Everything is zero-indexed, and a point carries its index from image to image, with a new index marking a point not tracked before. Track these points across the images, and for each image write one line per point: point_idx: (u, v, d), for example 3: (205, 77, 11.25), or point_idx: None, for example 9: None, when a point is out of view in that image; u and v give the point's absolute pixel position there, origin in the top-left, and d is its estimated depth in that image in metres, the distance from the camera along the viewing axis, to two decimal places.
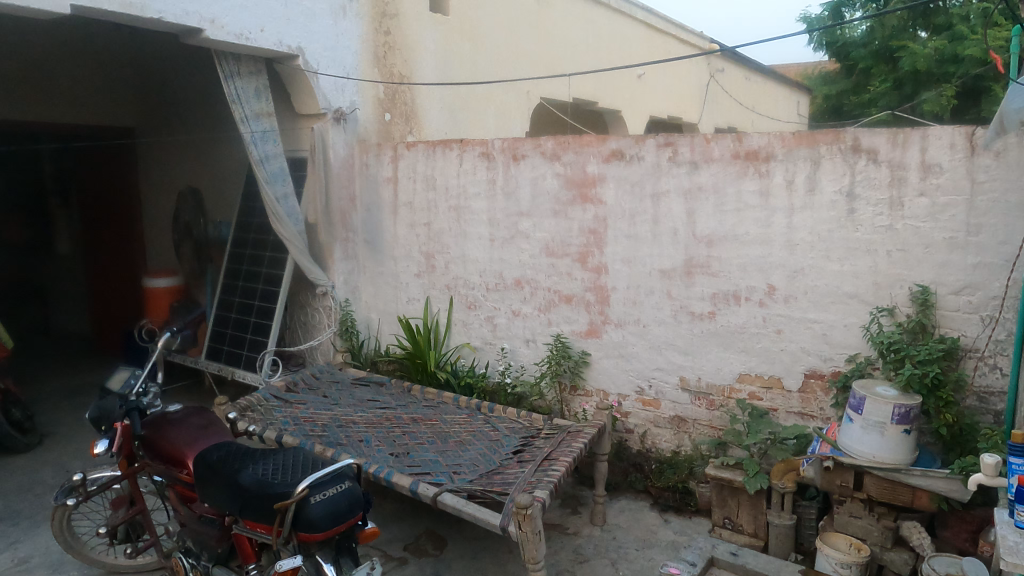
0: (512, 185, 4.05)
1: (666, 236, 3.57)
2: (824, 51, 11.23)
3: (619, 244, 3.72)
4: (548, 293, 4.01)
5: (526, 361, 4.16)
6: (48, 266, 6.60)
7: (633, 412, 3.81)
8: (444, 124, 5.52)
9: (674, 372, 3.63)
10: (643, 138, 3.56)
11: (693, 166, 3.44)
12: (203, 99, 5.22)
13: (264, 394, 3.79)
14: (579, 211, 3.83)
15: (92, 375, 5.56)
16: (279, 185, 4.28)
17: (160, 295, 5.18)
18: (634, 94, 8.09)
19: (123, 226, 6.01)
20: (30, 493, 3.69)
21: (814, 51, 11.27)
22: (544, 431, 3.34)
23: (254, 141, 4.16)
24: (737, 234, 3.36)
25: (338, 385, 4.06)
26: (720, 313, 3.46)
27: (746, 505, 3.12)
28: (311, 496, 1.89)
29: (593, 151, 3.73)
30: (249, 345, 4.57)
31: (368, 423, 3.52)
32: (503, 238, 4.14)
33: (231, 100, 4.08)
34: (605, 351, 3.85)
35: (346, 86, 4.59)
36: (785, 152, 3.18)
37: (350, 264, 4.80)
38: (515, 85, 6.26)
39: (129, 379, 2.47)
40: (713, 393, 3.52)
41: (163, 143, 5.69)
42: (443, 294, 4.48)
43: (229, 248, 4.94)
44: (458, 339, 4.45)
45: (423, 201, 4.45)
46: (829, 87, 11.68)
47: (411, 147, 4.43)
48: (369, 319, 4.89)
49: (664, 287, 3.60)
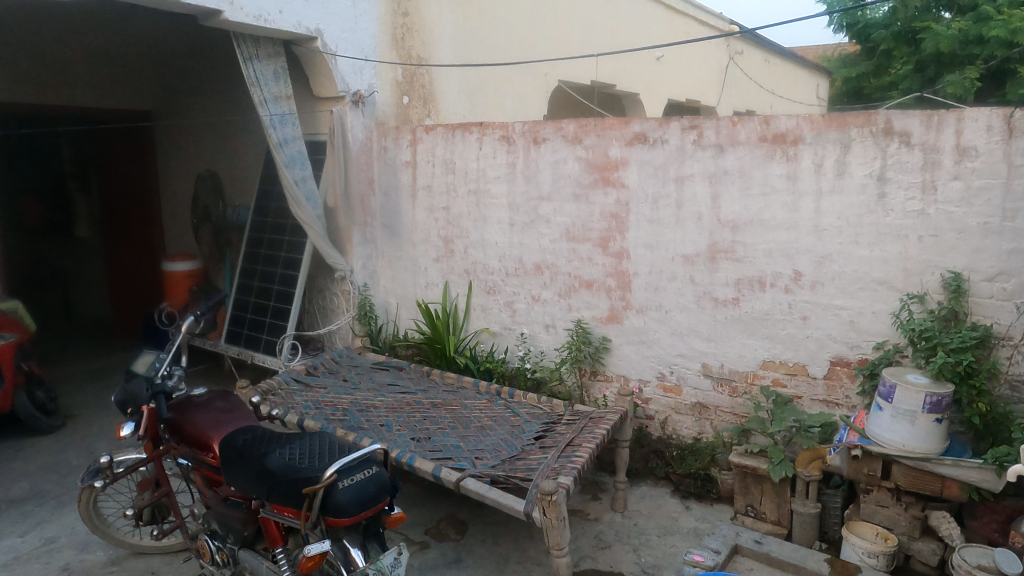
0: (532, 169, 4.00)
1: (690, 221, 3.52)
2: (844, 32, 11.01)
3: (641, 229, 3.67)
4: (568, 278, 3.97)
5: (546, 347, 4.14)
6: (70, 249, 6.66)
7: (654, 399, 3.79)
8: (462, 107, 5.47)
9: (697, 358, 3.60)
10: (667, 121, 3.49)
11: (719, 149, 3.37)
12: (220, 82, 5.20)
13: (285, 377, 3.79)
14: (601, 195, 3.78)
15: (114, 358, 5.61)
16: (298, 169, 4.26)
17: (179, 279, 5.22)
18: (652, 76, 7.97)
19: (142, 210, 6.03)
20: (55, 474, 3.73)
21: (834, 32, 11.07)
22: (565, 417, 3.33)
23: (273, 124, 4.14)
24: (762, 219, 3.30)
25: (357, 369, 4.06)
26: (744, 299, 3.41)
27: (769, 494, 3.08)
28: (339, 482, 1.88)
29: (616, 134, 3.67)
30: (269, 329, 4.59)
31: (389, 408, 3.53)
32: (524, 223, 4.10)
33: (250, 83, 4.06)
34: (627, 337, 3.82)
35: (364, 68, 4.55)
36: (814, 135, 3.11)
37: (369, 249, 4.81)
38: (534, 67, 6.18)
39: (155, 362, 2.47)
40: (736, 380, 3.49)
41: (180, 127, 5.68)
42: (462, 279, 4.46)
43: (248, 232, 4.94)
44: (477, 324, 4.43)
45: (442, 184, 4.42)
46: (849, 69, 11.47)
47: (430, 130, 4.39)
48: (387, 304, 4.88)
49: (687, 273, 3.56)
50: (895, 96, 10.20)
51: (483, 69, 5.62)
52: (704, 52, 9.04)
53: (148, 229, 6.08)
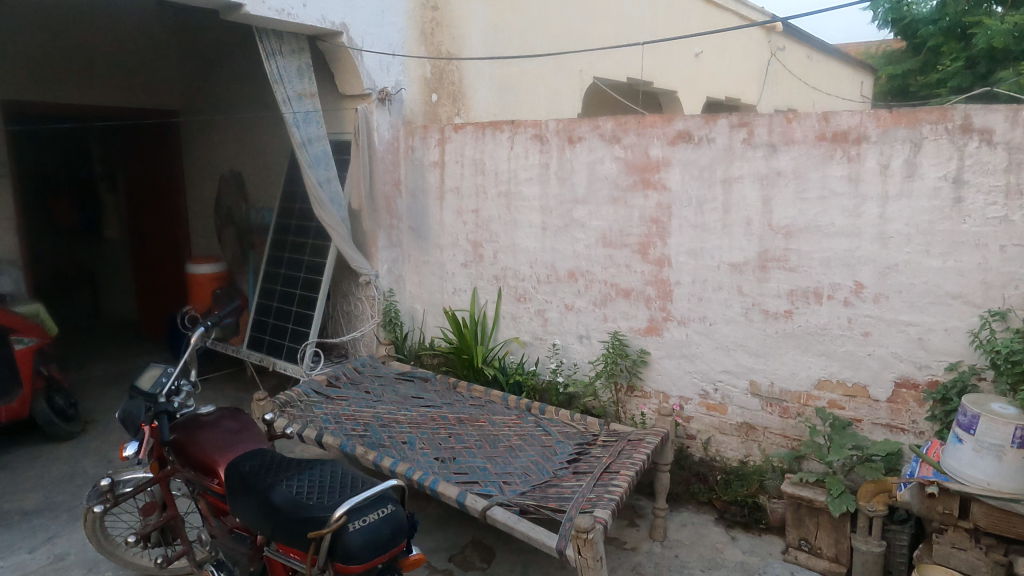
0: (566, 170, 3.76)
1: (738, 227, 3.24)
2: (890, 28, 10.65)
3: (684, 234, 3.41)
4: (604, 286, 3.73)
5: (580, 359, 3.89)
6: (99, 248, 6.63)
7: (696, 417, 3.52)
8: (493, 106, 5.26)
9: (744, 375, 3.33)
10: (714, 117, 3.22)
11: (771, 148, 3.09)
12: (244, 81, 5.06)
13: (305, 388, 3.61)
14: (640, 198, 3.52)
15: (137, 361, 5.50)
16: (322, 169, 4.09)
17: (203, 282, 5.11)
18: (690, 74, 7.67)
19: (167, 211, 5.93)
20: (71, 484, 3.62)
21: (878, 28, 10.67)
22: (600, 438, 3.08)
23: (296, 123, 3.97)
24: (819, 225, 3.02)
25: (381, 380, 3.87)
26: (798, 312, 3.13)
27: (826, 527, 2.80)
28: (349, 524, 1.68)
29: (657, 132, 3.41)
30: (291, 336, 4.42)
31: (412, 423, 3.32)
32: (557, 227, 3.86)
33: (273, 80, 3.89)
34: (667, 351, 3.56)
35: (392, 64, 4.36)
36: (881, 133, 2.81)
37: (394, 252, 4.60)
38: (567, 64, 5.94)
39: (161, 378, 2.32)
40: (787, 400, 3.21)
41: (205, 127, 5.56)
42: (491, 285, 4.24)
43: (272, 235, 4.80)
44: (506, 333, 4.21)
45: (471, 186, 4.21)
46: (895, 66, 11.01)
47: (459, 129, 4.18)
48: (414, 310, 4.69)
49: (734, 282, 3.29)
50: (943, 94, 9.74)
51: (515, 66, 5.40)
52: (745, 47, 8.69)
53: (173, 230, 5.96)
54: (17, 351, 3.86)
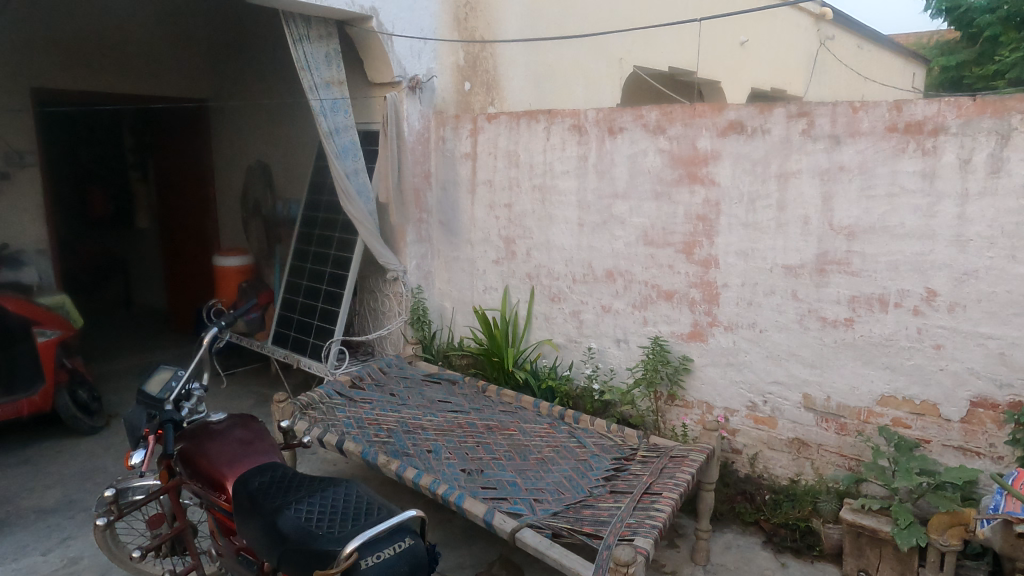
0: (606, 163, 3.53)
1: (794, 226, 2.97)
2: (942, 18, 10.30)
3: (734, 233, 3.15)
4: (644, 288, 3.49)
5: (616, 365, 3.66)
6: (131, 238, 6.63)
7: (742, 431, 3.27)
8: (528, 96, 5.04)
9: (797, 388, 3.07)
10: (770, 106, 2.95)
11: (834, 140, 2.82)
12: (272, 69, 4.92)
13: (327, 390, 3.45)
14: (685, 193, 3.27)
15: (164, 355, 5.44)
16: (350, 160, 3.92)
17: (230, 274, 4.99)
18: (735, 63, 7.33)
19: (197, 202, 5.84)
20: (89, 481, 3.52)
21: (930, 18, 10.25)
22: (639, 453, 2.86)
23: (323, 112, 3.80)
24: (887, 225, 2.73)
25: (407, 382, 3.69)
26: (859, 320, 2.86)
27: (889, 559, 2.53)
28: (362, 560, 1.50)
29: (706, 123, 3.16)
30: (316, 332, 4.26)
31: (438, 430, 3.14)
32: (595, 224, 3.63)
33: (300, 67, 3.73)
34: (712, 358, 3.31)
35: (423, 51, 4.16)
36: (961, 124, 2.53)
37: (423, 248, 4.40)
38: (607, 52, 5.67)
39: (170, 381, 2.19)
40: (845, 416, 2.94)
41: (234, 116, 5.44)
42: (524, 284, 4.03)
43: (298, 228, 4.66)
44: (539, 335, 3.99)
45: (505, 179, 4.00)
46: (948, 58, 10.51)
47: (492, 119, 3.97)
48: (443, 308, 4.51)
49: (788, 287, 3.02)
50: (1000, 86, 9.25)
51: (552, 54, 5.17)
52: (793, 36, 8.30)
53: (202, 221, 5.88)
54: (39, 343, 3.76)
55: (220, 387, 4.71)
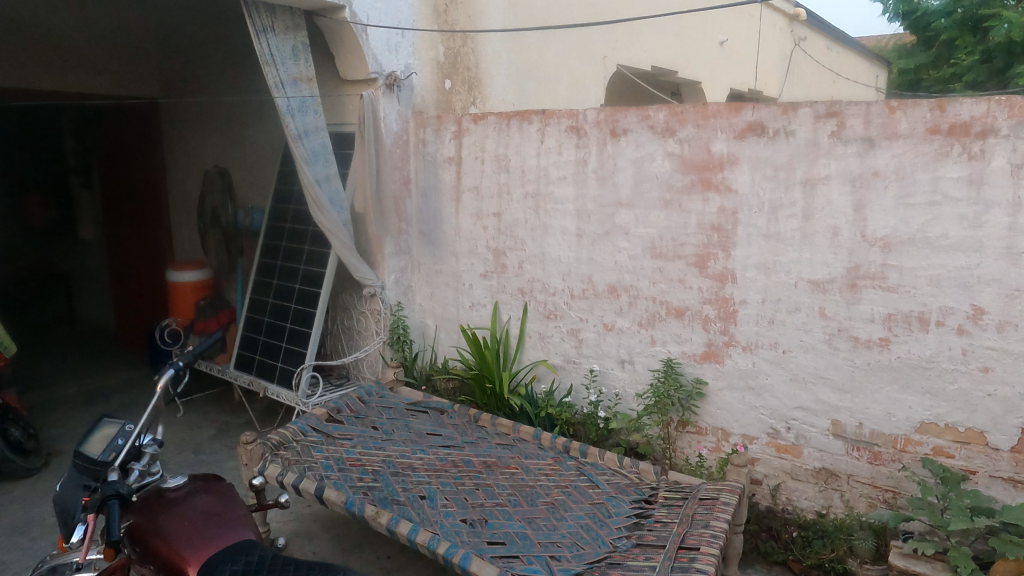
0: (608, 168, 3.23)
1: (822, 237, 2.71)
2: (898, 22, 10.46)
3: (753, 245, 2.87)
4: (651, 304, 3.19)
5: (622, 389, 3.35)
6: (75, 250, 6.10)
7: (763, 460, 3.00)
8: (511, 95, 4.72)
9: (825, 414, 2.81)
10: (794, 106, 2.69)
11: (868, 143, 2.56)
12: (229, 65, 4.52)
13: (301, 426, 3.05)
14: (698, 201, 2.99)
15: (111, 380, 4.95)
16: (320, 166, 3.52)
17: (185, 291, 4.54)
18: (715, 64, 7.14)
19: (146, 211, 5.36)
20: (23, 535, 3.05)
21: (890, 22, 10.38)
22: (660, 495, 2.57)
23: (291, 112, 3.40)
24: (927, 237, 2.48)
25: (390, 412, 3.32)
26: (896, 340, 2.60)
27: None
28: None
29: (722, 124, 2.88)
30: (285, 357, 3.85)
31: (430, 470, 2.78)
32: (595, 235, 3.32)
33: (263, 61, 3.31)
34: (729, 382, 3.03)
35: (401, 44, 3.80)
36: (1014, 124, 2.27)
37: (402, 260, 4.03)
38: (591, 49, 5.38)
39: (117, 441, 1.81)
40: (879, 444, 2.69)
41: (188, 117, 5.00)
42: (515, 299, 3.69)
43: (262, 239, 4.23)
44: (532, 355, 3.67)
45: (493, 185, 3.66)
46: (906, 61, 10.66)
47: (479, 119, 3.64)
48: (424, 326, 4.16)
49: (815, 303, 2.76)
50: (957, 88, 9.39)
51: (535, 50, 4.86)
52: (769, 36, 8.17)
53: (153, 233, 5.42)
54: None
55: (177, 418, 4.26)
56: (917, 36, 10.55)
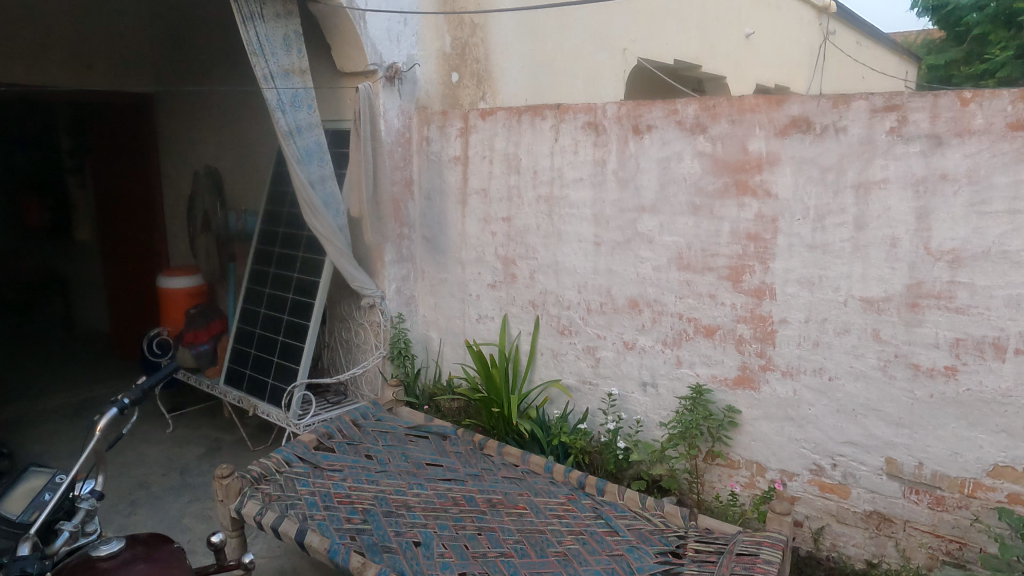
0: (630, 169, 2.89)
1: (877, 249, 2.35)
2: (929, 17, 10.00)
3: (795, 257, 2.53)
4: (677, 321, 2.86)
5: (643, 415, 3.02)
6: (74, 252, 5.82)
7: (804, 499, 2.66)
8: (524, 89, 4.40)
9: (878, 451, 2.46)
10: (846, 98, 2.35)
11: (934, 141, 2.21)
12: (224, 54, 4.21)
13: (287, 455, 2.75)
14: (732, 207, 2.65)
15: (102, 391, 4.70)
16: (315, 166, 3.22)
17: (176, 298, 4.26)
18: (742, 58, 6.76)
19: (140, 212, 5.09)
20: None
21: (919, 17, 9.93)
22: (689, 547, 2.24)
23: (282, 107, 3.09)
24: (1005, 250, 2.12)
25: (387, 437, 3.01)
26: (964, 370, 2.24)
27: None
28: None
29: (761, 119, 2.53)
30: (276, 372, 3.56)
31: (428, 509, 2.47)
32: (615, 243, 2.99)
33: (250, 50, 3.00)
34: (766, 411, 2.69)
35: (403, 34, 3.50)
36: None
37: (405, 268, 3.72)
38: (610, 40, 5.03)
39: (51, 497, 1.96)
40: (942, 488, 2.33)
41: (183, 111, 4.71)
42: (526, 312, 3.37)
43: (255, 244, 3.95)
44: (544, 374, 3.35)
45: (503, 187, 3.34)
46: (936, 57, 10.17)
47: (487, 115, 3.32)
48: (428, 339, 3.85)
49: (868, 325, 2.41)
50: (990, 85, 8.88)
51: (550, 41, 4.53)
52: (798, 31, 7.77)
53: (146, 236, 5.14)
54: None
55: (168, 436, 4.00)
56: (947, 31, 10.07)
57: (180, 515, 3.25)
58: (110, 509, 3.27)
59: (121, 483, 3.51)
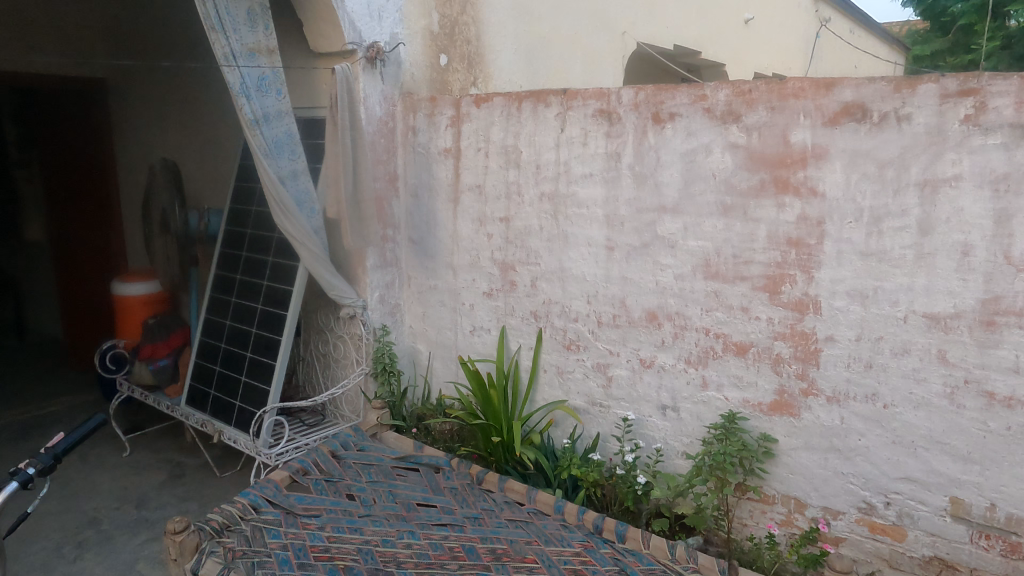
0: (649, 164, 2.53)
1: (945, 258, 2.01)
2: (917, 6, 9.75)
3: (846, 266, 2.18)
4: (703, 338, 2.51)
5: (664, 441, 2.66)
6: (26, 254, 5.33)
7: (850, 541, 2.33)
8: (517, 74, 4.01)
9: (940, 489, 2.13)
10: (909, 81, 2.01)
11: (1019, 132, 1.86)
12: (187, 34, 3.75)
13: (254, 498, 2.35)
14: (770, 207, 2.29)
15: (53, 408, 4.24)
16: (285, 160, 2.81)
17: (133, 308, 3.84)
18: (739, 44, 6.41)
19: (95, 212, 4.62)
20: None
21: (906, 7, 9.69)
22: None
23: (246, 92, 2.67)
24: None
25: (371, 471, 2.62)
26: None
27: None
28: None
29: (806, 106, 2.18)
30: (244, 394, 3.15)
31: (421, 565, 2.10)
32: (630, 248, 2.63)
33: (208, 25, 2.56)
34: (808, 441, 2.35)
35: (385, 10, 3.09)
36: None
37: (389, 274, 3.33)
38: (608, 23, 4.65)
39: None
40: (1019, 535, 2.01)
41: (142, 97, 4.23)
42: (527, 323, 3.00)
43: (220, 248, 3.53)
44: (548, 394, 2.98)
45: (499, 183, 2.96)
46: (923, 46, 9.90)
47: (482, 101, 2.93)
48: (415, 352, 3.46)
49: (932, 345, 2.07)
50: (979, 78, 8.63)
51: (545, 23, 4.15)
52: (793, 17, 7.43)
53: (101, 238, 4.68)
54: None
55: (126, 461, 3.58)
56: (932, 21, 9.83)
57: (135, 559, 2.83)
58: (53, 553, 2.85)
59: (68, 520, 3.08)
